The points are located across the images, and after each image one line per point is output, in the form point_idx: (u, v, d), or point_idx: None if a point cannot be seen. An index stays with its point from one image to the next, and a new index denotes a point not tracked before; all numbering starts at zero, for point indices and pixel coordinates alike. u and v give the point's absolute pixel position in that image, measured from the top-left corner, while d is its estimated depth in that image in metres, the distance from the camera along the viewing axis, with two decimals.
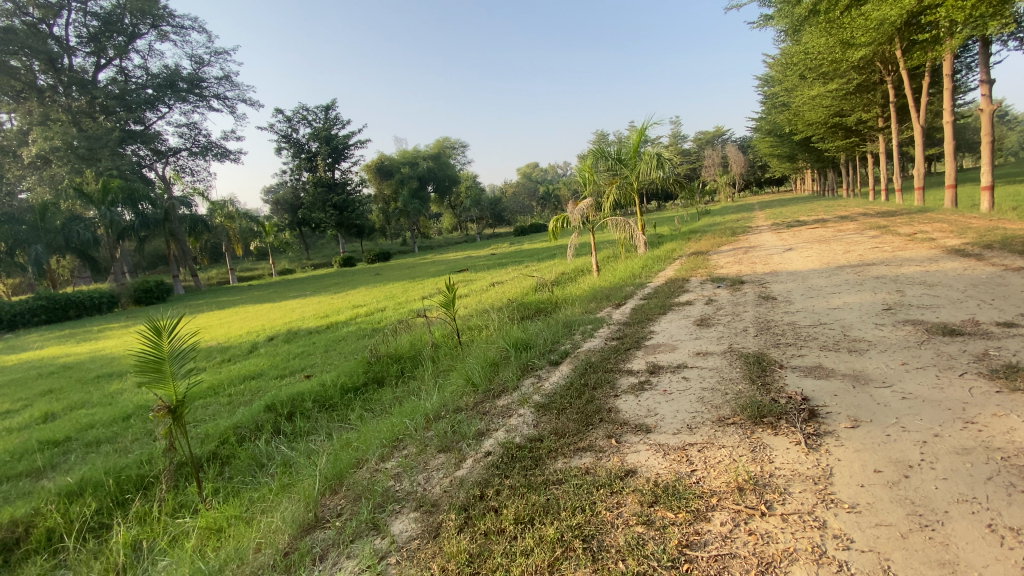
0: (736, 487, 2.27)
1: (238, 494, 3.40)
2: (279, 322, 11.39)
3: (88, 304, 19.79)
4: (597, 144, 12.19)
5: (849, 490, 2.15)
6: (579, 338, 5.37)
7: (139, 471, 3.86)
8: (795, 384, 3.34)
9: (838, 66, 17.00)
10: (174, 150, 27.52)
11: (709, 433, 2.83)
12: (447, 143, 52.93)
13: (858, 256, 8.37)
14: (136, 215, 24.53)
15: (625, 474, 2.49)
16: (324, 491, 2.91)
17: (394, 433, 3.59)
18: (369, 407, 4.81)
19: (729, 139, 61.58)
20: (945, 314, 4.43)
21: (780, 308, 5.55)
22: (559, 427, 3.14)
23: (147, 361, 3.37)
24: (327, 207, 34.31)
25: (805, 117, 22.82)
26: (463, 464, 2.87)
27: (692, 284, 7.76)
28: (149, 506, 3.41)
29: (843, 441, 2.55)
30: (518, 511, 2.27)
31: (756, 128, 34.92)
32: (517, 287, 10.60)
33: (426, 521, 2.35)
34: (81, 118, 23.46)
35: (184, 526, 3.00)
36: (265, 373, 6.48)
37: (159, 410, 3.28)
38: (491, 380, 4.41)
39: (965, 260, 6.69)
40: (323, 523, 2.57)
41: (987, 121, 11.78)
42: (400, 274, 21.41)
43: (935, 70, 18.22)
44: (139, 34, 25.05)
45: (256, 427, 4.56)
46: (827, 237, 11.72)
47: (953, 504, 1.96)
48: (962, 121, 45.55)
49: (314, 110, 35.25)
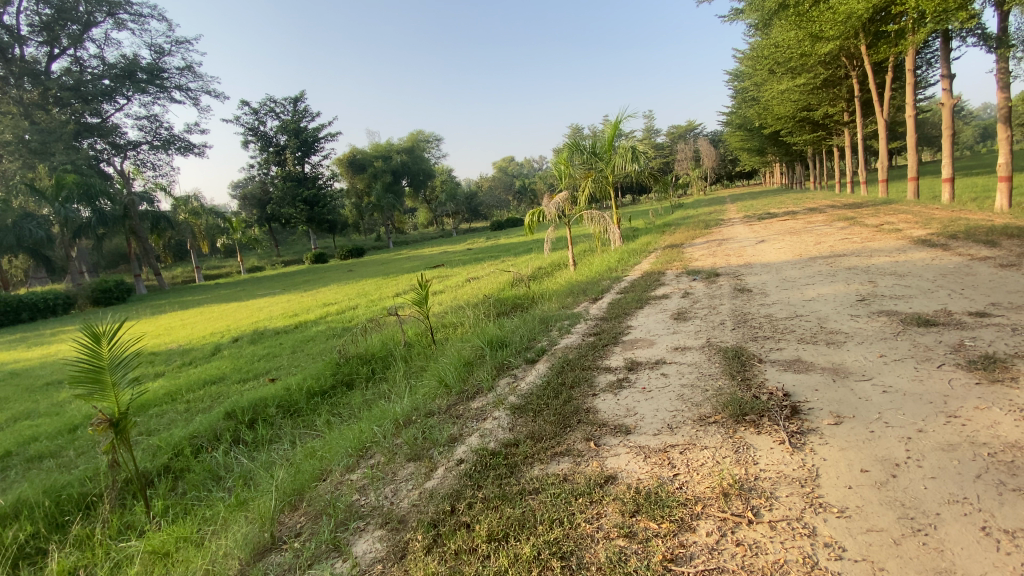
0: (721, 493, 2.15)
1: (190, 511, 3.15)
2: (245, 322, 10.93)
3: (43, 306, 18.79)
4: (571, 137, 12.07)
5: (837, 492, 2.06)
6: (555, 335, 5.21)
7: (82, 490, 3.55)
8: (775, 378, 3.27)
9: (806, 59, 17.26)
10: (133, 144, 26.27)
11: (690, 433, 2.72)
12: (422, 137, 52.23)
13: (830, 247, 8.48)
14: (93, 211, 23.54)
15: (605, 481, 2.35)
16: (282, 508, 2.69)
17: (360, 440, 3.39)
18: (337, 411, 4.59)
19: (701, 133, 62.37)
20: (917, 304, 4.44)
21: (755, 300, 5.52)
22: (536, 431, 2.99)
23: (83, 371, 3.07)
24: (297, 203, 33.33)
25: (774, 111, 23.19)
26: (434, 474, 2.69)
27: (668, 277, 7.72)
28: (92, 528, 3.13)
29: (827, 439, 2.47)
30: (492, 526, 2.10)
31: (728, 122, 35.45)
32: (493, 282, 10.42)
33: (391, 540, 2.17)
34: (33, 110, 22.23)
35: (127, 551, 2.73)
36: (227, 377, 6.13)
37: (99, 424, 2.98)
38: (465, 380, 4.23)
39: (932, 250, 6.81)
40: (280, 545, 2.37)
41: (949, 115, 12.03)
42: (375, 270, 20.99)
43: (898, 65, 18.65)
44: (95, 22, 23.61)
45: (215, 436, 4.29)
46: (798, 228, 11.91)
47: (944, 505, 1.88)
48: (926, 113, 47.03)
49: (281, 102, 34.11)
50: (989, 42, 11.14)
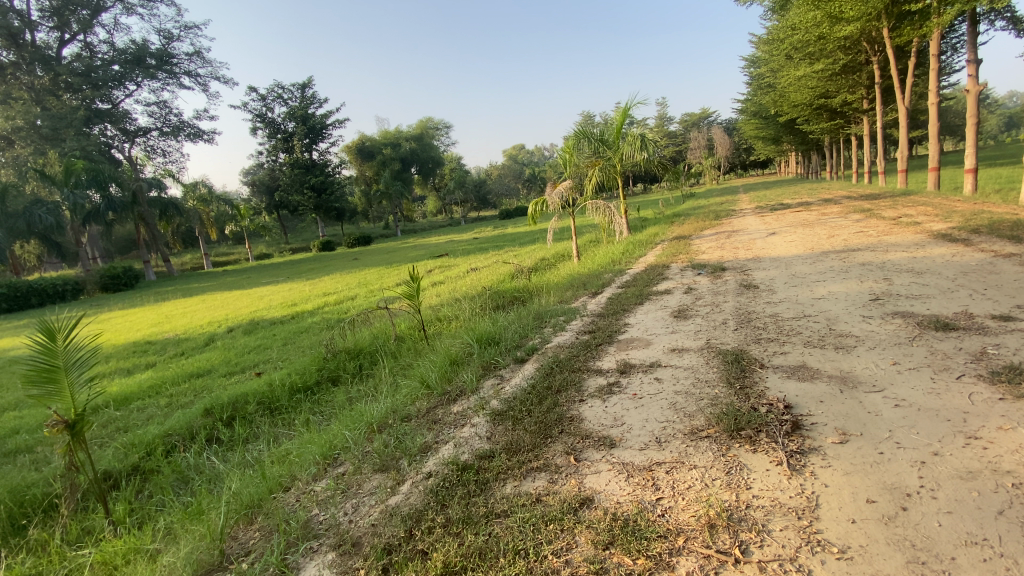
0: (706, 524, 1.92)
1: (152, 517, 3.01)
2: (244, 311, 10.87)
3: (51, 291, 18.93)
4: (579, 124, 11.71)
5: (837, 527, 1.81)
6: (549, 332, 4.97)
7: (45, 491, 3.38)
8: (777, 388, 3.00)
9: (824, 44, 16.68)
10: (144, 130, 26.14)
11: (680, 449, 2.49)
12: (432, 125, 51.88)
13: (843, 240, 8.15)
14: (103, 197, 23.38)
15: (580, 505, 2.13)
16: (234, 524, 2.50)
17: (331, 445, 3.20)
18: (319, 410, 4.44)
19: (715, 121, 61.40)
20: (936, 305, 4.13)
21: (762, 297, 5.23)
22: (514, 441, 2.78)
23: (38, 370, 2.90)
24: (305, 190, 33.34)
25: (791, 97, 22.48)
26: (399, 489, 2.49)
27: (672, 271, 7.44)
28: (49, 533, 2.98)
29: (831, 461, 2.22)
30: (449, 555, 1.91)
31: (743, 109, 34.63)
32: (494, 273, 10.20)
33: (341, 566, 1.99)
34: (45, 96, 22.40)
35: (76, 559, 2.54)
36: (214, 370, 6.00)
37: (53, 424, 2.77)
38: (449, 382, 4.02)
39: (952, 245, 6.46)
40: (227, 566, 2.19)
41: (973, 103, 11.49)
42: (381, 259, 20.84)
43: (921, 51, 17.95)
44: (105, 7, 23.47)
45: (190, 435, 4.15)
46: (810, 220, 11.52)
47: (959, 548, 1.63)
48: (946, 102, 45.96)
49: (289, 88, 33.91)
50: (1018, 26, 10.58)
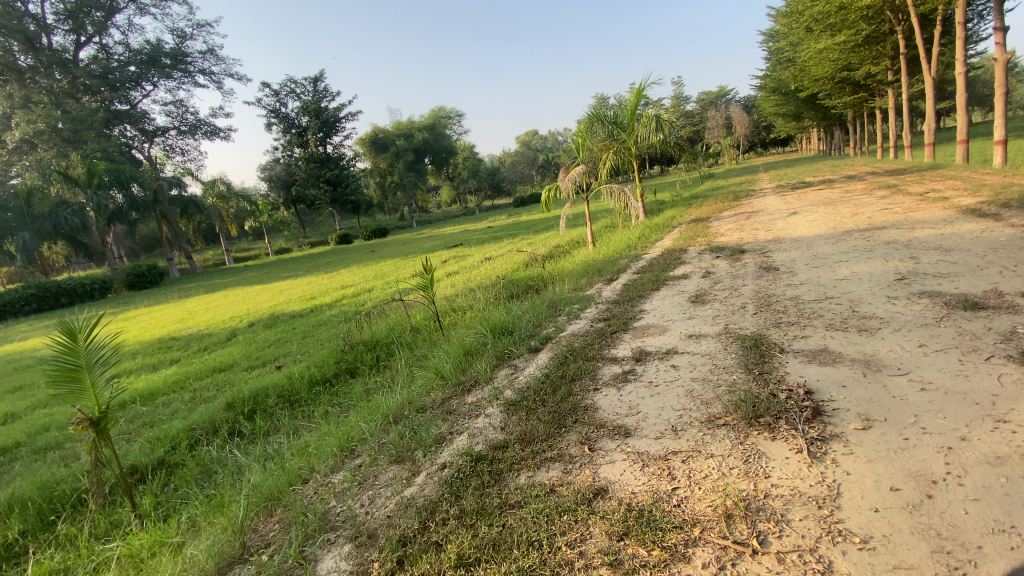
0: (723, 514, 1.88)
1: (177, 510, 3.09)
2: (265, 305, 11.05)
3: (80, 291, 19.52)
4: (593, 107, 11.50)
5: (860, 517, 1.76)
6: (563, 321, 4.93)
7: (74, 485, 3.50)
8: (797, 373, 2.93)
9: (846, 14, 16.00)
10: (162, 130, 26.53)
11: (696, 438, 2.44)
12: (444, 114, 51.64)
13: (867, 218, 7.89)
14: (125, 197, 23.78)
15: (594, 495, 2.11)
16: (253, 516, 2.55)
17: (349, 437, 3.23)
18: (337, 402, 4.50)
19: (733, 98, 59.66)
20: (964, 284, 3.96)
21: (782, 280, 5.09)
22: (527, 431, 2.77)
23: (61, 370, 2.98)
24: (320, 183, 33.70)
25: (812, 72, 21.73)
26: (414, 481, 2.51)
27: (690, 255, 7.30)
28: (81, 527, 3.09)
29: (853, 448, 2.16)
30: (463, 546, 1.92)
31: (762, 85, 33.65)
32: (508, 262, 10.17)
33: (357, 559, 2.00)
34: (64, 99, 22.76)
35: (105, 552, 2.61)
36: (235, 364, 6.12)
37: (79, 422, 2.84)
38: (463, 372, 4.02)
39: (981, 220, 6.20)
40: (248, 557, 2.24)
41: (1002, 71, 10.95)
42: (398, 250, 20.94)
43: (948, 18, 17.09)
44: (118, 8, 23.75)
45: (213, 429, 4.26)
46: (833, 198, 11.20)
47: (987, 536, 1.57)
48: (976, 71, 43.96)
49: (302, 82, 33.99)
50: None
